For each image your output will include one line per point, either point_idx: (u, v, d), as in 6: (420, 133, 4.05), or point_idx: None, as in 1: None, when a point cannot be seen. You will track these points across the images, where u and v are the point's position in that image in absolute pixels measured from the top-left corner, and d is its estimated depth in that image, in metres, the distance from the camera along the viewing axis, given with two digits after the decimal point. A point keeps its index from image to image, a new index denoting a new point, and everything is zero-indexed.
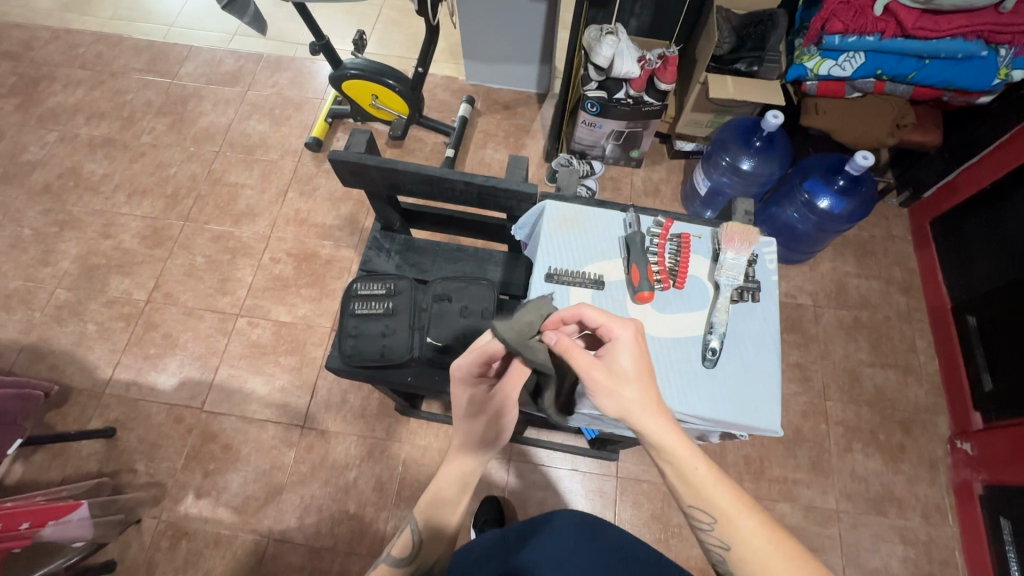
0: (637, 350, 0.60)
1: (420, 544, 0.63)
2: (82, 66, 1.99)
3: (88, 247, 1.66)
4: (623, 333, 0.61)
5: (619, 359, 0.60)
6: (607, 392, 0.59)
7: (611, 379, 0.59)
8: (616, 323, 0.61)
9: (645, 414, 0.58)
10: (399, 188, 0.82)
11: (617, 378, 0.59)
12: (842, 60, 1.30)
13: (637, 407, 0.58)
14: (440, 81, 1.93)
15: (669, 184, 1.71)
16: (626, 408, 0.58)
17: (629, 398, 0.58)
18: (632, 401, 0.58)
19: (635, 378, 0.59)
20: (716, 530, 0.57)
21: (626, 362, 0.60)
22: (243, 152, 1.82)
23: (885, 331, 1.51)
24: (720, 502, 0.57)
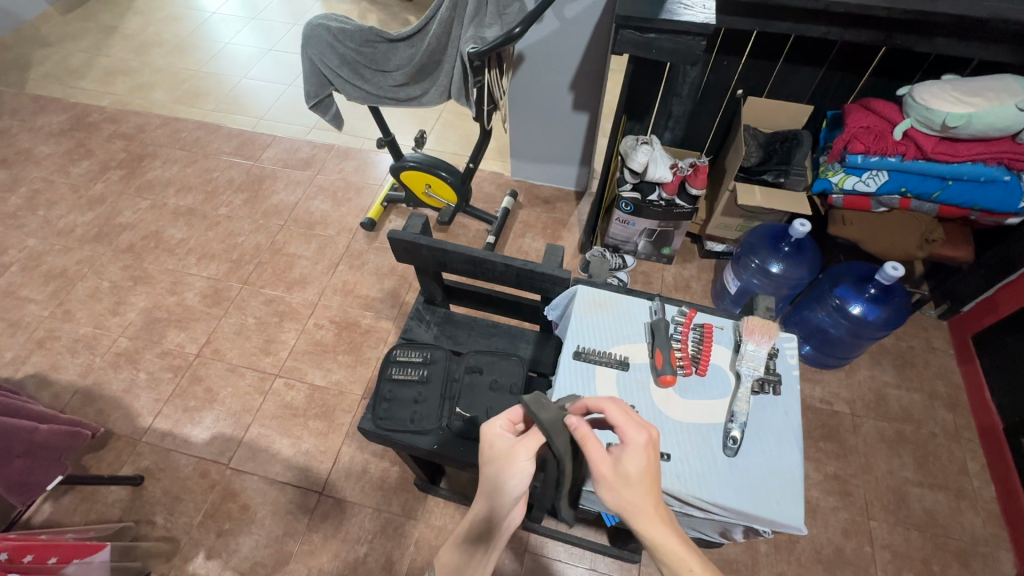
0: (648, 458, 0.57)
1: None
2: (182, 147, 2.30)
3: (154, 302, 1.81)
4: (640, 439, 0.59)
5: (628, 464, 0.57)
6: (609, 490, 0.56)
7: (615, 478, 0.57)
8: (632, 427, 0.58)
9: (648, 519, 0.56)
10: (445, 266, 0.90)
11: (620, 478, 0.57)
12: (866, 177, 1.38)
13: (636, 510, 0.56)
14: (488, 176, 2.12)
15: (699, 282, 1.77)
16: (624, 507, 0.56)
17: (630, 500, 0.56)
18: (631, 506, 0.56)
19: (638, 482, 0.56)
20: None
21: (635, 466, 0.57)
22: (304, 227, 2.00)
23: (932, 449, 1.43)
24: None
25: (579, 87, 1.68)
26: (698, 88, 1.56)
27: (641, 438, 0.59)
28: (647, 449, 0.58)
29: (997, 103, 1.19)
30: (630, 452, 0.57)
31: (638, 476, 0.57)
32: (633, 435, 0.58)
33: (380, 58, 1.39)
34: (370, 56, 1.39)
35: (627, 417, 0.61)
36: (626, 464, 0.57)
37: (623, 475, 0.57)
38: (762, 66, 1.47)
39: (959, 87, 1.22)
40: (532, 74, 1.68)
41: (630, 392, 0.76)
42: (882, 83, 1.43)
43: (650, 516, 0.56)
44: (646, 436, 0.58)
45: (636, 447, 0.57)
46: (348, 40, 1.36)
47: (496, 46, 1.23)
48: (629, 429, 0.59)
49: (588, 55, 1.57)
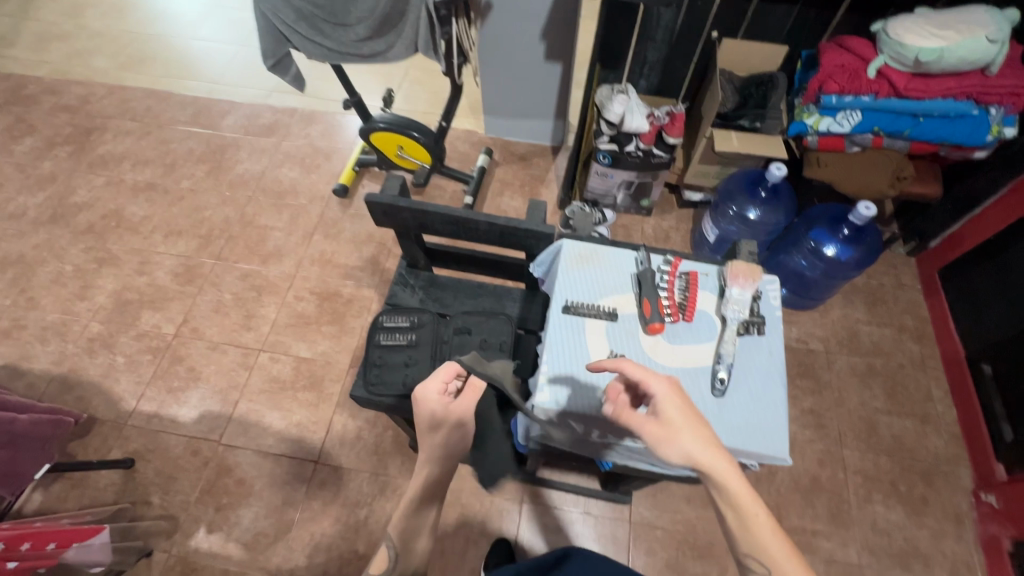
0: (680, 400, 0.61)
1: (396, 561, 0.66)
2: (133, 118, 2.16)
3: (123, 283, 1.75)
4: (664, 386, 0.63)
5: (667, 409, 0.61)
6: (667, 443, 0.59)
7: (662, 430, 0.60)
8: (655, 377, 0.63)
9: (709, 460, 0.57)
10: (426, 228, 0.88)
11: (669, 428, 0.60)
12: (840, 117, 1.37)
13: (695, 450, 0.58)
14: (461, 134, 2.06)
15: (679, 232, 1.78)
16: (685, 451, 0.58)
17: (688, 444, 0.58)
18: (690, 446, 0.58)
19: (686, 425, 0.60)
20: None
21: (673, 412, 0.61)
22: (274, 197, 1.93)
23: (900, 379, 1.51)
24: (784, 560, 0.53)
25: (552, 36, 1.62)
26: (672, 32, 1.52)
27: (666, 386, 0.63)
28: (675, 394, 0.62)
29: (968, 36, 1.19)
30: (662, 399, 0.61)
31: (680, 417, 0.60)
32: (657, 385, 0.62)
33: (338, 11, 1.30)
34: (328, 8, 1.30)
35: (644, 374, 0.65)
36: (665, 410, 0.61)
37: (669, 423, 0.60)
38: (736, 6, 1.44)
39: (931, 20, 1.23)
40: (502, 25, 1.61)
41: (621, 342, 0.77)
42: (856, 20, 1.42)
43: (709, 454, 0.58)
44: (668, 381, 0.63)
45: (666, 393, 0.61)
46: None
47: None
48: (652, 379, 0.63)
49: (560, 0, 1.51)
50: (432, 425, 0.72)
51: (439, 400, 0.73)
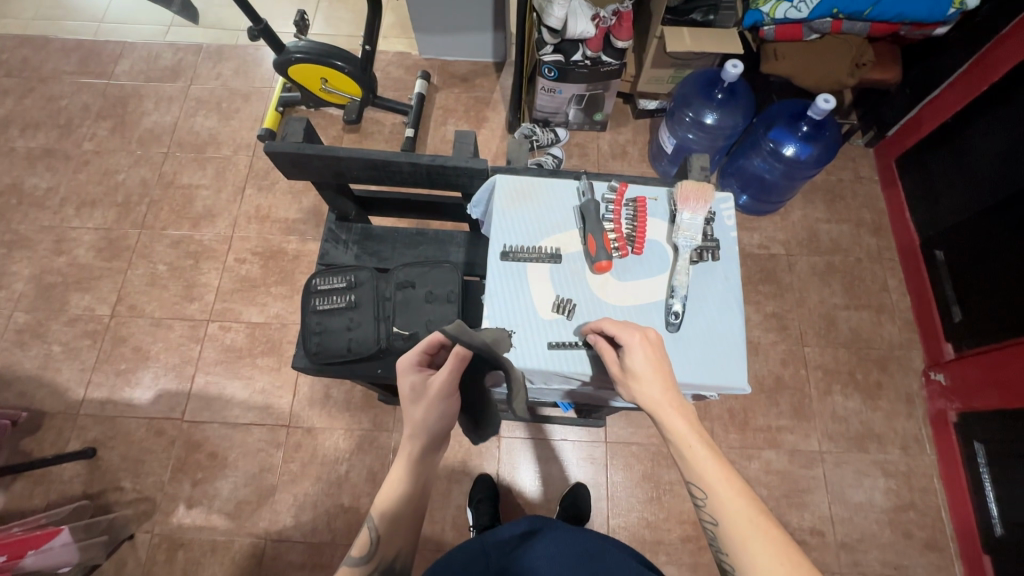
0: (649, 353, 0.61)
1: (378, 543, 0.63)
2: (8, 73, 1.87)
3: (41, 266, 1.59)
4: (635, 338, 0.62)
5: (630, 361, 0.61)
6: (626, 388, 0.62)
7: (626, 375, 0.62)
8: (626, 331, 0.62)
9: (664, 410, 0.59)
10: (345, 177, 0.78)
11: (630, 376, 0.61)
12: (797, 2, 1.28)
13: (648, 399, 0.60)
14: (393, 58, 1.85)
15: (636, 145, 1.69)
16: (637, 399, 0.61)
17: (646, 394, 0.60)
18: (644, 399, 0.60)
19: (645, 376, 0.60)
20: (706, 505, 0.57)
21: (637, 363, 0.61)
22: (193, 151, 1.74)
23: (858, 274, 1.53)
24: (716, 488, 0.56)
25: None
26: None
27: (637, 337, 0.62)
28: (642, 345, 0.61)
29: None
30: (631, 352, 0.62)
31: (644, 370, 0.60)
32: (629, 337, 0.62)
33: None
34: None
35: (622, 324, 0.64)
36: (630, 363, 0.61)
37: (631, 373, 0.61)
38: None
39: None
40: None
41: (567, 285, 0.72)
42: None
43: (658, 403, 0.59)
44: (640, 335, 0.62)
45: (633, 347, 0.61)
46: None
47: None
48: (622, 333, 0.62)
49: None
50: (414, 397, 0.65)
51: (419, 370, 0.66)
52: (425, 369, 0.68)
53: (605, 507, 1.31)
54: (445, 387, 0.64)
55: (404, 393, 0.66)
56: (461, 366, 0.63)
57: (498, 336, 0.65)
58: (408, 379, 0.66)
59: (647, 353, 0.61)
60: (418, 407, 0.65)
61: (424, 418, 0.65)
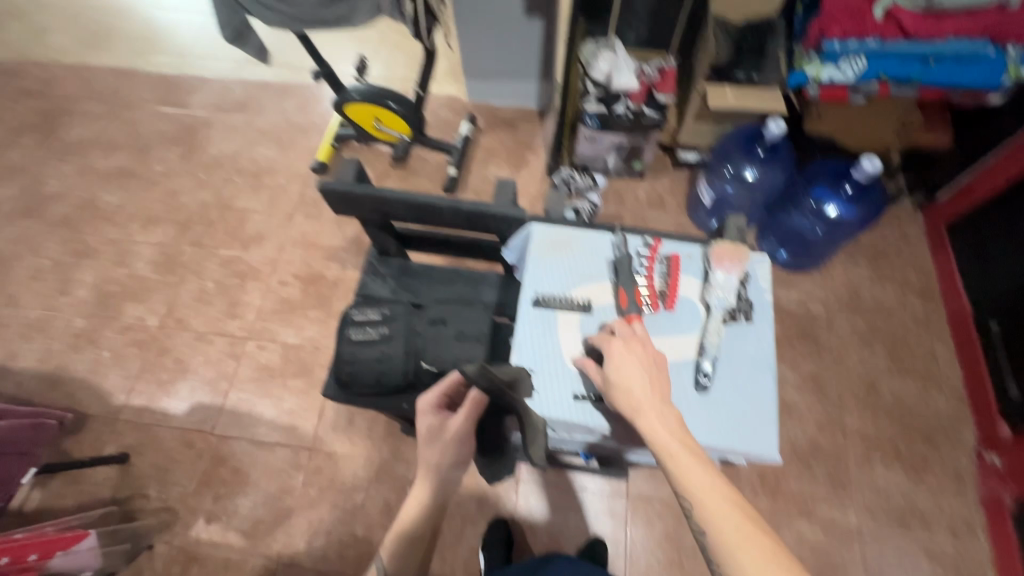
0: (636, 358, 0.64)
1: None
2: (99, 100, 2.06)
3: (103, 276, 1.70)
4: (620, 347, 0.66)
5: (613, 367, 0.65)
6: (610, 395, 0.64)
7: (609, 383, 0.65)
8: (615, 339, 0.67)
9: (645, 414, 0.60)
10: (389, 216, 0.81)
11: (616, 382, 0.64)
12: (843, 65, 1.25)
13: (628, 402, 0.62)
14: (443, 100, 1.95)
15: (673, 195, 1.70)
16: (619, 405, 0.63)
17: (628, 397, 0.62)
18: (627, 401, 0.61)
19: (625, 380, 0.63)
20: (693, 513, 0.55)
21: (618, 369, 0.64)
22: (251, 178, 1.85)
23: (903, 339, 1.46)
24: (700, 492, 0.55)
25: None
26: None
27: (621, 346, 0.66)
28: (625, 352, 0.65)
29: None
30: (618, 357, 0.65)
31: (629, 374, 0.63)
32: (614, 347, 0.66)
33: None
34: None
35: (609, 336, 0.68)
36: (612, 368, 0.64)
37: (615, 379, 0.64)
38: None
39: None
40: None
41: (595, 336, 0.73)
42: None
43: (639, 406, 0.61)
44: (626, 341, 0.66)
45: (615, 353, 0.65)
46: None
47: None
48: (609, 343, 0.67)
49: None
50: (430, 439, 0.66)
51: (437, 412, 0.68)
52: (443, 411, 0.69)
53: (622, 566, 1.25)
54: (463, 432, 0.66)
55: (421, 433, 0.67)
56: (479, 410, 0.67)
57: (519, 375, 0.67)
58: (425, 420, 0.67)
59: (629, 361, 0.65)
60: (435, 446, 0.66)
61: (441, 457, 0.66)
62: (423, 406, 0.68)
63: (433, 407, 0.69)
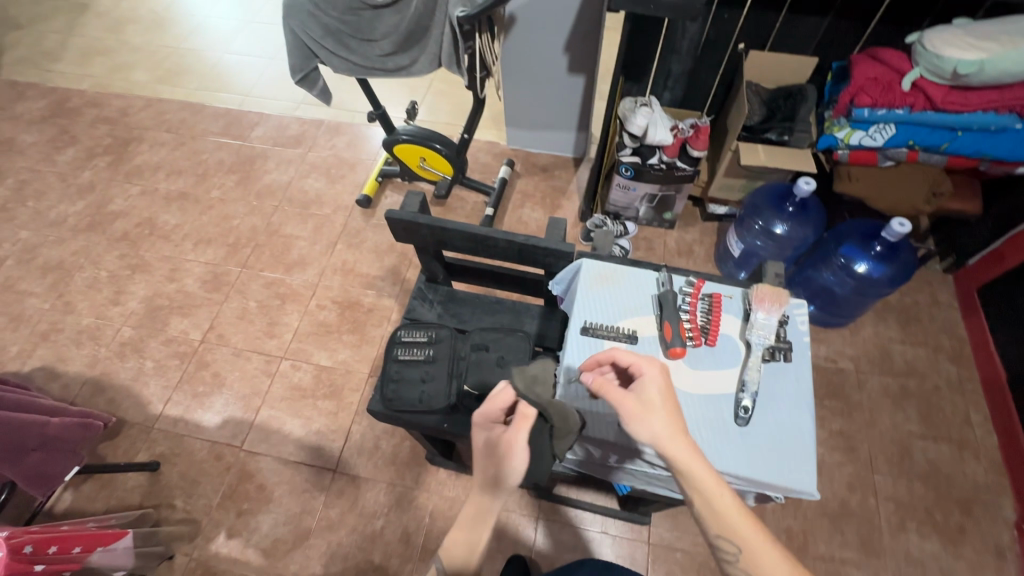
0: (666, 386, 0.64)
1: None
2: (168, 129, 2.24)
3: (154, 289, 1.80)
4: (651, 371, 0.65)
5: (648, 390, 0.64)
6: (637, 420, 0.62)
7: (640, 408, 0.62)
8: (645, 361, 0.66)
9: (682, 453, 0.61)
10: (446, 245, 0.88)
11: (645, 408, 0.63)
12: (873, 131, 1.32)
13: (665, 433, 0.61)
14: (484, 145, 2.07)
15: (702, 245, 1.75)
16: (656, 434, 0.61)
17: (659, 426, 0.61)
18: (661, 429, 0.61)
19: (660, 408, 0.62)
20: (740, 559, 0.58)
21: (652, 394, 0.63)
22: (300, 207, 1.97)
23: (935, 402, 1.44)
24: (745, 537, 0.59)
25: (574, 49, 1.62)
26: (698, 44, 1.49)
27: (651, 370, 0.65)
28: (661, 379, 0.65)
29: (1012, 47, 1.13)
30: (648, 381, 0.64)
31: (660, 401, 0.63)
32: (642, 369, 0.66)
33: (365, 26, 1.33)
34: (355, 24, 1.33)
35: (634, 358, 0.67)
36: (647, 393, 0.63)
37: (644, 405, 0.63)
38: (766, 18, 1.41)
39: (971, 33, 1.16)
40: (524, 38, 1.62)
41: None
42: (890, 31, 1.37)
43: (678, 439, 0.61)
44: (655, 366, 0.65)
45: (652, 377, 0.64)
46: (331, 8, 1.30)
47: (486, 8, 1.18)
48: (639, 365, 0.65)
49: (583, 14, 1.51)
50: (488, 452, 0.66)
51: (492, 427, 0.67)
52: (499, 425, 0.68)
53: None
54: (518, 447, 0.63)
55: (481, 446, 0.67)
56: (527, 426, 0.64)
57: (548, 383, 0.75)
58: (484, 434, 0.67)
59: (660, 387, 0.64)
60: (493, 463, 0.65)
61: (499, 473, 0.65)
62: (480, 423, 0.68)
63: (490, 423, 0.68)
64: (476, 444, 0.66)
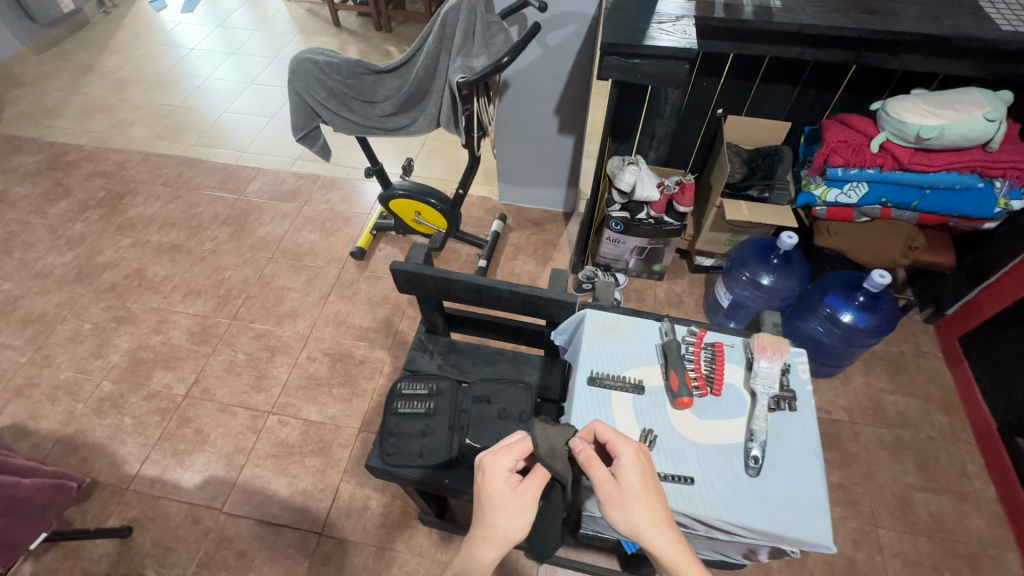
0: (645, 467, 0.63)
1: None
2: (164, 183, 2.27)
3: (139, 342, 1.75)
4: (629, 451, 0.64)
5: (628, 476, 0.62)
6: (619, 506, 0.60)
7: (621, 494, 0.61)
8: (626, 440, 0.64)
9: (664, 546, 0.60)
10: (448, 296, 0.89)
11: (626, 493, 0.61)
12: (847, 189, 1.41)
13: (647, 523, 0.60)
14: (477, 200, 2.13)
15: (692, 296, 1.79)
16: (638, 525, 0.60)
17: (641, 514, 0.60)
18: (642, 518, 0.60)
19: (642, 494, 0.61)
20: None
21: (632, 480, 0.61)
22: (293, 259, 1.98)
23: (931, 453, 1.44)
24: None
25: (565, 111, 1.71)
26: (680, 108, 1.60)
27: (629, 451, 0.63)
28: (639, 459, 0.63)
29: (966, 116, 1.22)
30: (628, 465, 0.62)
31: (640, 487, 0.61)
32: (624, 449, 0.63)
33: (367, 89, 1.42)
34: (357, 87, 1.42)
35: (613, 435, 0.64)
36: (627, 479, 0.61)
37: (626, 490, 0.61)
38: (741, 86, 1.52)
39: (929, 100, 1.25)
40: (518, 101, 1.71)
41: (648, 416, 0.76)
42: (856, 99, 1.48)
43: (660, 529, 0.60)
44: (637, 447, 0.64)
45: (629, 461, 0.62)
46: (335, 73, 1.39)
47: (486, 75, 1.24)
48: (618, 446, 0.63)
49: (573, 80, 1.61)
50: (503, 505, 0.63)
51: (507, 479, 0.64)
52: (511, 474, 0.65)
53: None
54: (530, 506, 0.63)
55: (493, 502, 0.63)
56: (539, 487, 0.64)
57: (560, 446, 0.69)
58: (497, 487, 0.63)
59: (640, 470, 0.63)
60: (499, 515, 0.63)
61: (508, 528, 0.62)
62: (495, 469, 0.65)
63: (507, 475, 0.65)
64: (492, 497, 0.63)
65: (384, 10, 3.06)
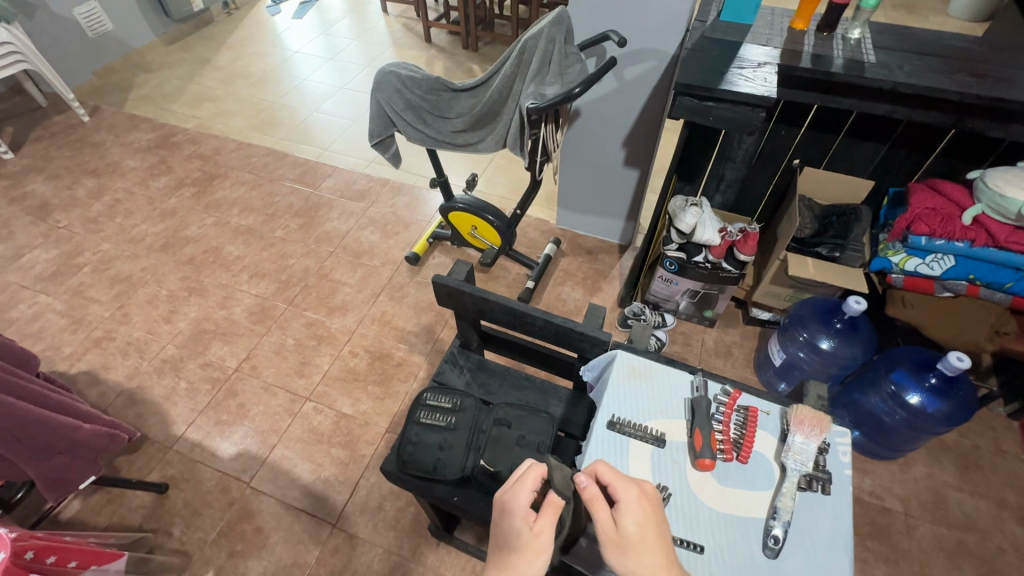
0: (645, 512, 0.60)
1: None
2: (251, 171, 2.46)
3: (205, 313, 1.89)
4: (631, 493, 0.61)
5: (626, 522, 0.59)
6: (615, 552, 0.58)
7: (617, 538, 0.59)
8: (621, 484, 0.61)
9: None
10: (484, 314, 0.90)
11: (621, 539, 0.59)
12: (930, 260, 1.29)
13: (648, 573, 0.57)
14: (534, 222, 2.16)
15: (742, 349, 1.70)
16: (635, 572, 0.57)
17: (636, 561, 0.57)
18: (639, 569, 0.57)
19: (641, 539, 0.59)
20: None
21: (632, 525, 0.59)
22: (352, 256, 2.07)
23: (998, 566, 1.28)
24: None
25: (632, 145, 1.70)
26: (753, 154, 1.55)
27: (632, 493, 0.61)
28: (641, 503, 0.61)
29: None
30: (625, 510, 0.60)
31: (638, 534, 0.59)
32: (625, 491, 0.61)
33: (443, 105, 1.47)
34: (433, 102, 1.47)
35: (617, 474, 0.62)
36: (625, 523, 0.59)
37: (625, 535, 0.59)
38: (823, 139, 1.45)
39: None
40: (586, 130, 1.72)
41: (664, 472, 0.74)
42: (951, 164, 1.38)
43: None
44: (637, 490, 0.61)
45: (630, 503, 0.60)
46: (415, 87, 1.45)
47: (555, 103, 1.27)
48: (619, 487, 0.61)
49: (644, 115, 1.61)
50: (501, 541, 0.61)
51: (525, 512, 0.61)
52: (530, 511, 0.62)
53: None
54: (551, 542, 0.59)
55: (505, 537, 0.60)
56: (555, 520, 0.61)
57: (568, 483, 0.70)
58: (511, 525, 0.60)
59: (641, 517, 0.60)
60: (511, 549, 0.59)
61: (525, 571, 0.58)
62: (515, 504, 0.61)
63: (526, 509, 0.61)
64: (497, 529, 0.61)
65: (473, 31, 3.20)
